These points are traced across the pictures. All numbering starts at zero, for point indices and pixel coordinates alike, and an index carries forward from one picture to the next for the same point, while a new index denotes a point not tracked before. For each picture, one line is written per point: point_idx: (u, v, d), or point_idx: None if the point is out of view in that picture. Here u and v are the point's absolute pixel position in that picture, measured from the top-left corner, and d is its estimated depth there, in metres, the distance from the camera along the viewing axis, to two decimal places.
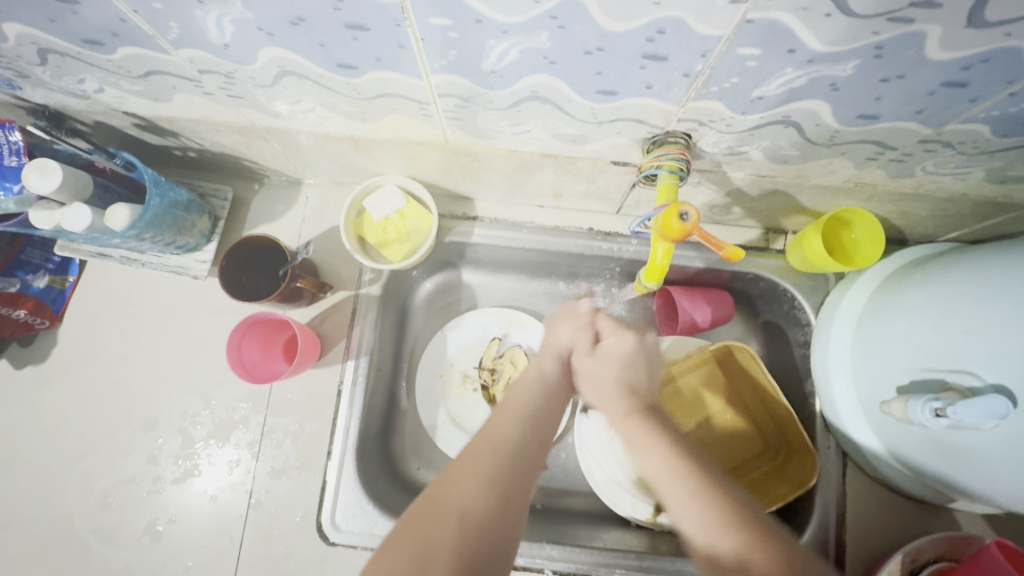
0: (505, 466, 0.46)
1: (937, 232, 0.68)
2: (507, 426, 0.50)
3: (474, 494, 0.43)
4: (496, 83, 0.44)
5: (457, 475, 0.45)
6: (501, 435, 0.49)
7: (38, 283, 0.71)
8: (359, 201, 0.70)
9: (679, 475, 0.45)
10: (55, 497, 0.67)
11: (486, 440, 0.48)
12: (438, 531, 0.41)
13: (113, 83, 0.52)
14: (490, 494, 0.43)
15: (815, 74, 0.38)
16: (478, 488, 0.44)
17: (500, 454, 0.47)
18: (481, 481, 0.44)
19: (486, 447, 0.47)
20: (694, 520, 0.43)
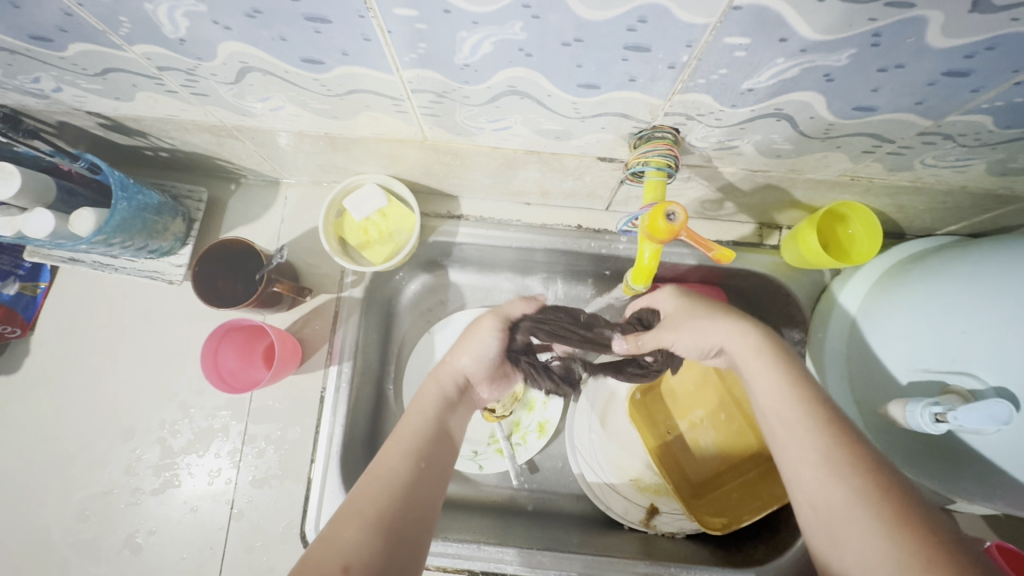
0: (396, 507, 0.43)
1: (936, 226, 0.66)
2: (396, 458, 0.46)
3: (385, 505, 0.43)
4: (471, 77, 0.41)
5: (371, 487, 0.44)
6: (390, 471, 0.45)
7: (8, 291, 0.68)
8: (338, 201, 0.68)
9: (828, 468, 0.40)
10: (31, 511, 0.65)
11: (373, 479, 0.44)
12: (358, 549, 0.39)
13: (70, 81, 0.50)
14: (399, 510, 0.43)
15: (809, 64, 0.36)
16: (386, 499, 0.43)
17: (414, 469, 0.46)
18: (394, 493, 0.43)
19: (371, 489, 0.43)
20: (848, 515, 0.38)
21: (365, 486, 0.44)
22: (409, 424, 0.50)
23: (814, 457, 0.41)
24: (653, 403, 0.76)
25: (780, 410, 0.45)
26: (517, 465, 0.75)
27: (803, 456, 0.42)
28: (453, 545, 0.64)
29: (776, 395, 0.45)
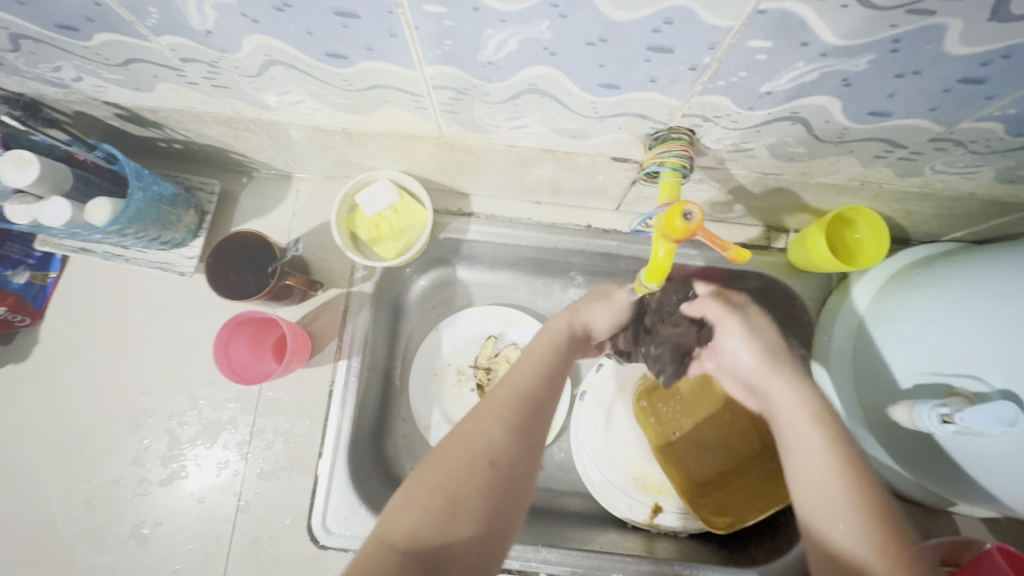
0: (508, 437, 0.45)
1: (942, 232, 0.67)
2: (500, 394, 0.49)
3: (499, 445, 0.44)
4: (493, 75, 0.42)
5: (477, 431, 0.45)
6: (497, 406, 0.48)
7: (19, 279, 0.68)
8: (351, 196, 0.68)
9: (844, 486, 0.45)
10: (38, 500, 0.65)
11: (480, 418, 0.46)
12: (468, 483, 0.42)
13: (91, 71, 0.50)
14: (511, 452, 0.44)
15: (828, 68, 0.36)
16: (500, 441, 0.45)
17: (525, 408, 0.48)
18: (511, 442, 0.45)
19: (483, 420, 0.46)
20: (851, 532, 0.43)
21: (471, 421, 0.46)
22: (514, 378, 0.51)
23: (837, 475, 0.46)
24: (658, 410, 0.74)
25: (819, 445, 0.48)
26: None
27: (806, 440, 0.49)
28: None
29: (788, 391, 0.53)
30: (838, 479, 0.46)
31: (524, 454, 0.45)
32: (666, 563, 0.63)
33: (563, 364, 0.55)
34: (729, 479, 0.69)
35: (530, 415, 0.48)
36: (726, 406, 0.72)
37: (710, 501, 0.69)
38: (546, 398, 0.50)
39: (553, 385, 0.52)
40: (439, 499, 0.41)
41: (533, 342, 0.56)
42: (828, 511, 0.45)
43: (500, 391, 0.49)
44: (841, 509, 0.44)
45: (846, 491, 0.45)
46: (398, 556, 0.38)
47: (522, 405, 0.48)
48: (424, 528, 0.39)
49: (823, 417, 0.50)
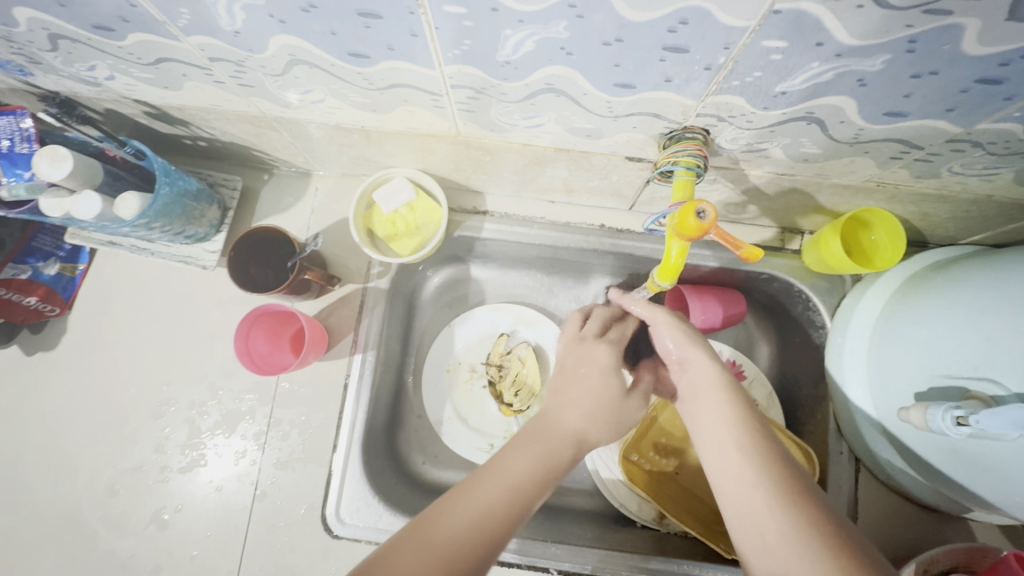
0: (474, 547, 0.38)
1: (960, 235, 0.67)
2: (484, 493, 0.41)
3: (459, 554, 0.37)
4: (510, 74, 0.43)
5: (480, 506, 0.40)
6: (480, 506, 0.40)
7: (49, 271, 0.71)
8: (368, 194, 0.69)
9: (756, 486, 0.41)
10: (65, 484, 0.68)
11: (455, 519, 0.39)
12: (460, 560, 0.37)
13: (123, 70, 0.52)
14: (504, 526, 0.40)
15: (843, 69, 0.37)
16: (499, 517, 0.40)
17: (505, 516, 0.40)
18: (478, 554, 0.37)
19: (461, 522, 0.39)
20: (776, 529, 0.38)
21: (436, 518, 0.39)
22: (537, 450, 0.46)
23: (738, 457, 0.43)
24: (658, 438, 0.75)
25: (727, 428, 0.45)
26: None
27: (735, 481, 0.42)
28: None
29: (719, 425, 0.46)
30: (795, 530, 0.37)
31: (486, 570, 0.37)
32: (674, 562, 0.63)
33: (582, 445, 0.49)
34: None
35: (510, 515, 0.40)
36: None
37: None
38: (553, 481, 0.44)
39: (561, 459, 0.47)
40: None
41: (563, 409, 0.50)
42: (797, 572, 0.35)
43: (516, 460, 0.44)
44: (762, 509, 0.39)
45: (807, 536, 0.36)
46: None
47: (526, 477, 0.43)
48: None
49: (743, 437, 0.44)
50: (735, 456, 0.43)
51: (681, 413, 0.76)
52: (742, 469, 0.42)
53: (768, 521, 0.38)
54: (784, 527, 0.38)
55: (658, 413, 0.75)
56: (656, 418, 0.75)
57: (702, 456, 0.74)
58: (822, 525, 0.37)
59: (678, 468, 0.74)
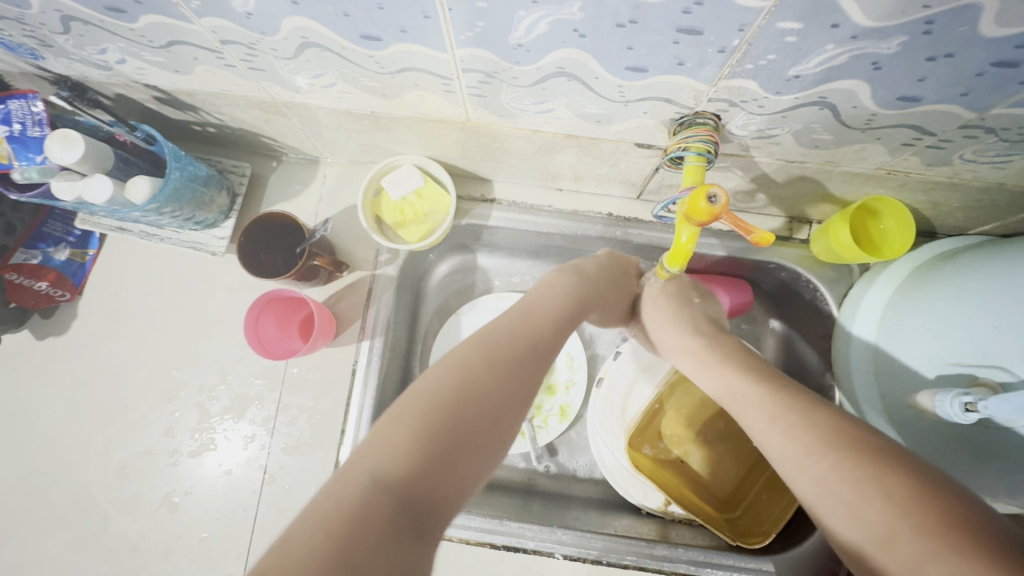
0: (471, 385, 0.43)
1: (970, 225, 0.66)
2: (472, 342, 0.48)
3: (460, 386, 0.42)
4: (522, 57, 0.43)
5: (440, 373, 0.43)
6: (471, 352, 0.46)
7: (60, 256, 0.72)
8: (376, 181, 0.70)
9: (791, 453, 0.41)
10: (77, 465, 0.69)
11: (454, 359, 0.45)
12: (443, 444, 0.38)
13: (134, 53, 0.52)
14: (488, 366, 0.45)
15: (858, 51, 0.37)
16: (461, 382, 0.43)
17: (491, 360, 0.46)
18: (483, 383, 0.44)
19: (456, 363, 0.44)
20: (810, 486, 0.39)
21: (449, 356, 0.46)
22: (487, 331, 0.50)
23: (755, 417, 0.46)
24: (666, 427, 0.75)
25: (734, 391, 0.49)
26: (537, 447, 0.76)
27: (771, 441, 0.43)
28: (476, 518, 0.65)
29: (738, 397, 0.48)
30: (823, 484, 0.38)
31: (484, 408, 0.43)
32: (680, 549, 0.63)
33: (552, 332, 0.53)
34: (748, 487, 0.71)
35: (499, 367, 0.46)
36: (722, 414, 0.75)
37: (743, 514, 0.70)
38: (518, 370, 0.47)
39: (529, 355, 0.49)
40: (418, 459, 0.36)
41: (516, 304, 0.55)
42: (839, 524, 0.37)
43: (477, 354, 0.46)
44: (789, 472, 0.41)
45: (833, 485, 0.37)
46: (392, 491, 0.34)
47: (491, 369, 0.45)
48: (396, 457, 0.36)
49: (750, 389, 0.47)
50: (767, 423, 0.44)
51: (687, 402, 0.76)
52: (761, 423, 0.45)
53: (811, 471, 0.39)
54: (825, 469, 0.38)
55: (666, 401, 0.75)
56: (661, 409, 0.75)
57: (707, 446, 0.74)
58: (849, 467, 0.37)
59: (683, 456, 0.74)
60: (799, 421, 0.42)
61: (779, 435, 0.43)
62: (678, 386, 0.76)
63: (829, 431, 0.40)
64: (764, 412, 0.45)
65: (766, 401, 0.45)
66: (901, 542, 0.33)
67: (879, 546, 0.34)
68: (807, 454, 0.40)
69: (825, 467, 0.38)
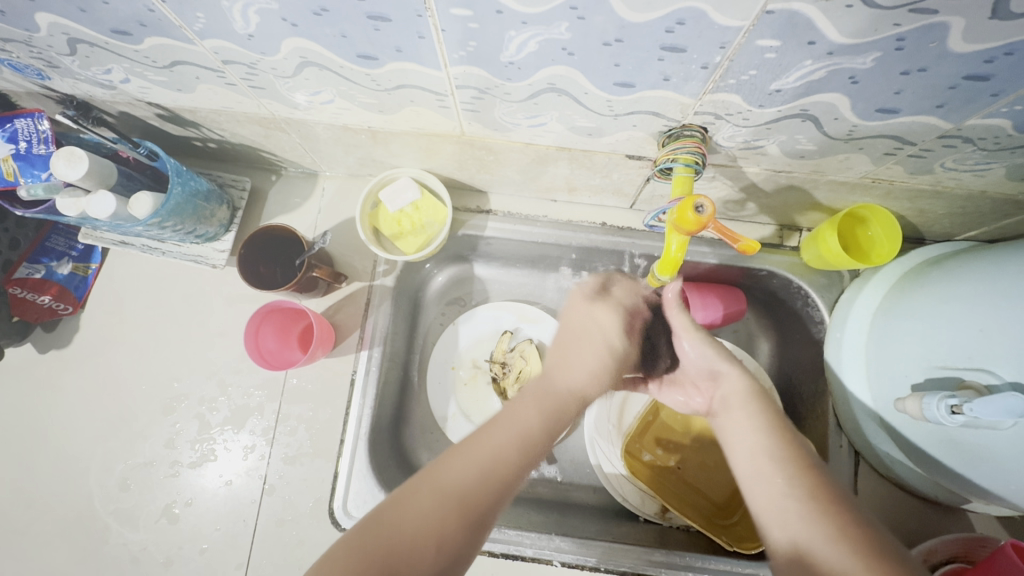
0: (458, 513, 0.41)
1: (956, 231, 0.68)
2: (482, 449, 0.44)
3: (444, 523, 0.40)
4: (514, 74, 0.44)
5: (422, 501, 0.41)
6: (466, 466, 0.43)
7: (62, 270, 0.73)
8: (374, 193, 0.71)
9: (804, 505, 0.43)
10: (79, 477, 0.69)
11: (443, 478, 0.42)
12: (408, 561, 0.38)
13: (138, 73, 0.54)
14: (482, 491, 0.42)
15: (835, 66, 0.38)
16: (447, 520, 0.40)
17: (492, 476, 0.43)
18: (465, 515, 0.41)
19: (445, 488, 0.42)
20: (814, 539, 0.41)
21: (446, 467, 0.43)
22: (499, 428, 0.46)
23: (766, 466, 0.47)
24: (662, 433, 0.76)
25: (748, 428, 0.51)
26: None
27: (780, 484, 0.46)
28: None
29: (753, 436, 0.50)
30: (829, 537, 0.40)
31: (461, 541, 0.40)
32: (676, 554, 0.63)
33: (550, 430, 0.48)
34: None
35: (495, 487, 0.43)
36: None
37: (742, 518, 0.70)
38: (502, 496, 0.43)
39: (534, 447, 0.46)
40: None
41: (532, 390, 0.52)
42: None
43: (454, 475, 0.42)
44: (797, 515, 0.43)
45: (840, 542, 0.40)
46: None
47: (470, 499, 0.42)
48: None
49: (776, 434, 0.50)
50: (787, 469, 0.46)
51: (683, 407, 0.76)
52: (773, 474, 0.46)
53: (817, 525, 0.42)
54: (832, 528, 0.41)
55: (661, 407, 0.76)
56: (656, 417, 0.76)
57: (704, 452, 0.75)
58: (857, 532, 0.40)
59: (680, 463, 0.75)
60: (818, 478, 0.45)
61: (757, 457, 0.49)
62: None
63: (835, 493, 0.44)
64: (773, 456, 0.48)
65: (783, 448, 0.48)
66: None
67: None
68: (780, 466, 0.47)
69: (835, 527, 0.41)
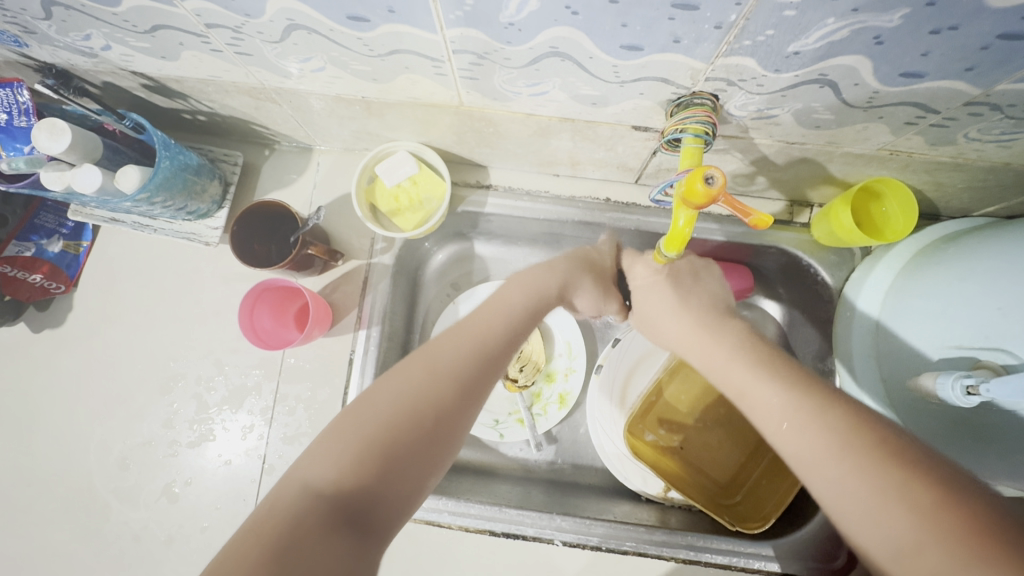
0: (381, 437, 0.40)
1: (974, 206, 0.65)
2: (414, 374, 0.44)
3: (360, 445, 0.39)
4: (514, 37, 0.42)
5: (351, 429, 0.40)
6: (398, 390, 0.43)
7: (53, 248, 0.72)
8: (370, 168, 0.69)
9: (807, 455, 0.40)
10: (77, 457, 0.69)
11: (371, 404, 0.42)
12: (438, 398, 0.43)
13: (119, 39, 0.51)
14: (412, 411, 0.42)
15: (859, 25, 0.36)
16: (362, 442, 0.39)
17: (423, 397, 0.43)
18: (385, 435, 0.40)
19: (368, 413, 0.41)
20: (828, 491, 0.38)
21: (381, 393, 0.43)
22: (437, 349, 0.47)
23: (765, 418, 0.44)
24: (666, 414, 0.74)
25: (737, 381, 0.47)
26: (536, 435, 0.76)
27: (782, 436, 0.42)
28: (476, 505, 0.65)
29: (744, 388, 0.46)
30: (836, 487, 0.38)
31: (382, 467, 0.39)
32: (679, 534, 0.63)
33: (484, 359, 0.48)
34: (749, 472, 0.71)
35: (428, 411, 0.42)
36: (721, 401, 0.74)
37: (744, 499, 0.70)
38: (427, 425, 0.42)
39: (525, 327, 0.53)
40: (405, 421, 0.41)
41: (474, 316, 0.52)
42: (858, 528, 0.36)
43: (380, 400, 0.42)
44: (801, 467, 0.40)
45: (847, 493, 0.37)
46: (251, 539, 0.33)
47: (393, 425, 0.41)
48: (261, 521, 0.34)
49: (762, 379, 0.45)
50: (783, 417, 0.42)
51: (687, 388, 0.75)
52: (773, 427, 0.43)
53: (828, 473, 0.38)
54: (839, 476, 0.38)
55: (665, 387, 0.74)
56: (660, 398, 0.74)
57: (706, 433, 0.74)
58: (862, 471, 0.37)
59: (683, 443, 0.74)
60: (815, 417, 0.41)
61: (756, 410, 0.45)
62: (676, 374, 0.75)
63: (832, 430, 0.39)
64: (774, 404, 0.43)
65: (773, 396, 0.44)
66: (928, 554, 0.33)
67: (902, 556, 0.34)
68: (776, 412, 0.43)
69: (841, 470, 0.38)
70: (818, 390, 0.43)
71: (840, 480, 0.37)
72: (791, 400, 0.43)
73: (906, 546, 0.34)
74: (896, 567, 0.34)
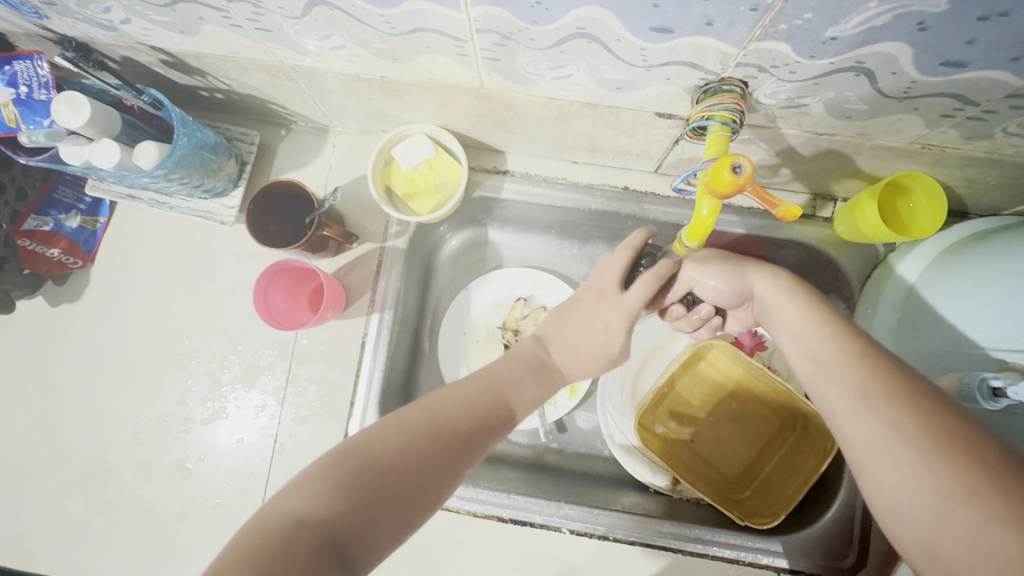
0: (387, 466, 0.40)
1: (1005, 205, 0.63)
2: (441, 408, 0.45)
3: (363, 469, 0.39)
4: (540, 17, 0.40)
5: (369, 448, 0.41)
6: (416, 418, 0.44)
7: (71, 223, 0.72)
8: (387, 150, 0.68)
9: (861, 399, 0.41)
10: (93, 430, 0.70)
11: (392, 426, 0.43)
12: (444, 440, 0.43)
13: (138, 12, 0.51)
14: (422, 445, 0.42)
15: (902, 9, 0.34)
16: (366, 465, 0.40)
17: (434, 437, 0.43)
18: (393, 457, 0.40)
19: (384, 433, 0.42)
20: (872, 437, 0.39)
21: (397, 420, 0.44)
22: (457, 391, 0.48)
23: (824, 361, 0.45)
24: (677, 406, 0.73)
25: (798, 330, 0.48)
26: (546, 424, 0.76)
27: (838, 381, 0.43)
28: (483, 491, 0.65)
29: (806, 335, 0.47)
30: (886, 436, 0.38)
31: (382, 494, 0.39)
32: (686, 527, 0.62)
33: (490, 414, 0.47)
34: (761, 466, 0.70)
35: (435, 451, 0.42)
36: (735, 394, 0.73)
37: (754, 494, 0.69)
38: (430, 465, 0.42)
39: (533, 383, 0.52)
40: (413, 457, 0.41)
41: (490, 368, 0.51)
42: (896, 477, 0.37)
43: (401, 423, 0.43)
44: (850, 410, 0.41)
45: (895, 443, 0.38)
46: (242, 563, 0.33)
47: (405, 452, 0.41)
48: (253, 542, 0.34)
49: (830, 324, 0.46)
50: (847, 358, 0.43)
51: (699, 380, 0.74)
52: (831, 370, 0.44)
53: (880, 420, 0.39)
54: (894, 422, 0.38)
55: (677, 379, 0.73)
56: (671, 390, 0.73)
57: (719, 426, 0.72)
58: (927, 423, 0.37)
59: (694, 437, 0.73)
60: (884, 369, 0.41)
61: (815, 354, 0.46)
62: (688, 366, 0.74)
63: (900, 381, 0.40)
64: (839, 352, 0.44)
65: (838, 344, 0.45)
66: (975, 504, 0.33)
67: (944, 502, 0.34)
68: (835, 356, 0.44)
69: (898, 416, 0.38)
70: (869, 350, 0.43)
71: (896, 431, 0.38)
72: (859, 350, 0.44)
73: (951, 493, 0.34)
74: (932, 513, 0.35)
